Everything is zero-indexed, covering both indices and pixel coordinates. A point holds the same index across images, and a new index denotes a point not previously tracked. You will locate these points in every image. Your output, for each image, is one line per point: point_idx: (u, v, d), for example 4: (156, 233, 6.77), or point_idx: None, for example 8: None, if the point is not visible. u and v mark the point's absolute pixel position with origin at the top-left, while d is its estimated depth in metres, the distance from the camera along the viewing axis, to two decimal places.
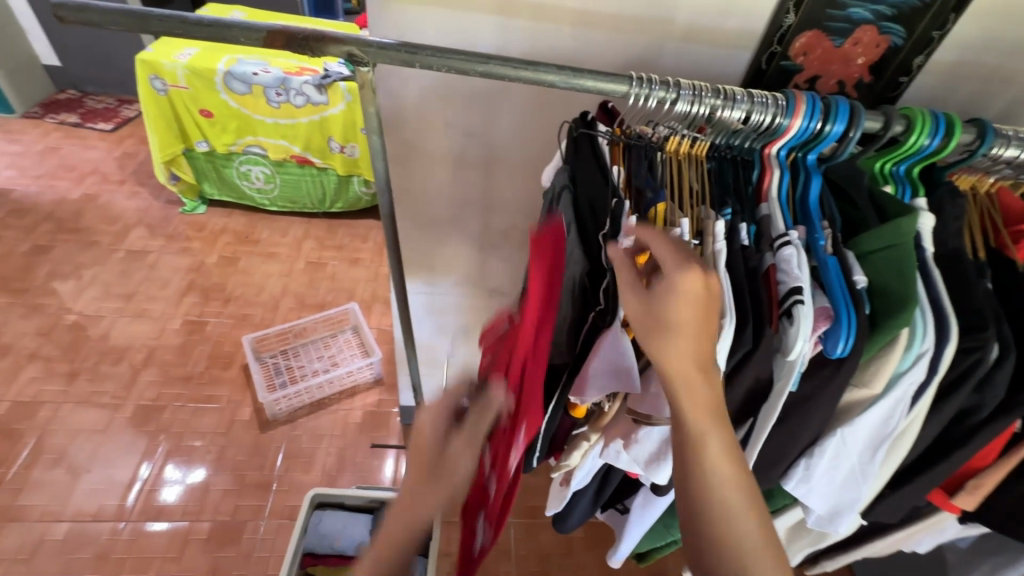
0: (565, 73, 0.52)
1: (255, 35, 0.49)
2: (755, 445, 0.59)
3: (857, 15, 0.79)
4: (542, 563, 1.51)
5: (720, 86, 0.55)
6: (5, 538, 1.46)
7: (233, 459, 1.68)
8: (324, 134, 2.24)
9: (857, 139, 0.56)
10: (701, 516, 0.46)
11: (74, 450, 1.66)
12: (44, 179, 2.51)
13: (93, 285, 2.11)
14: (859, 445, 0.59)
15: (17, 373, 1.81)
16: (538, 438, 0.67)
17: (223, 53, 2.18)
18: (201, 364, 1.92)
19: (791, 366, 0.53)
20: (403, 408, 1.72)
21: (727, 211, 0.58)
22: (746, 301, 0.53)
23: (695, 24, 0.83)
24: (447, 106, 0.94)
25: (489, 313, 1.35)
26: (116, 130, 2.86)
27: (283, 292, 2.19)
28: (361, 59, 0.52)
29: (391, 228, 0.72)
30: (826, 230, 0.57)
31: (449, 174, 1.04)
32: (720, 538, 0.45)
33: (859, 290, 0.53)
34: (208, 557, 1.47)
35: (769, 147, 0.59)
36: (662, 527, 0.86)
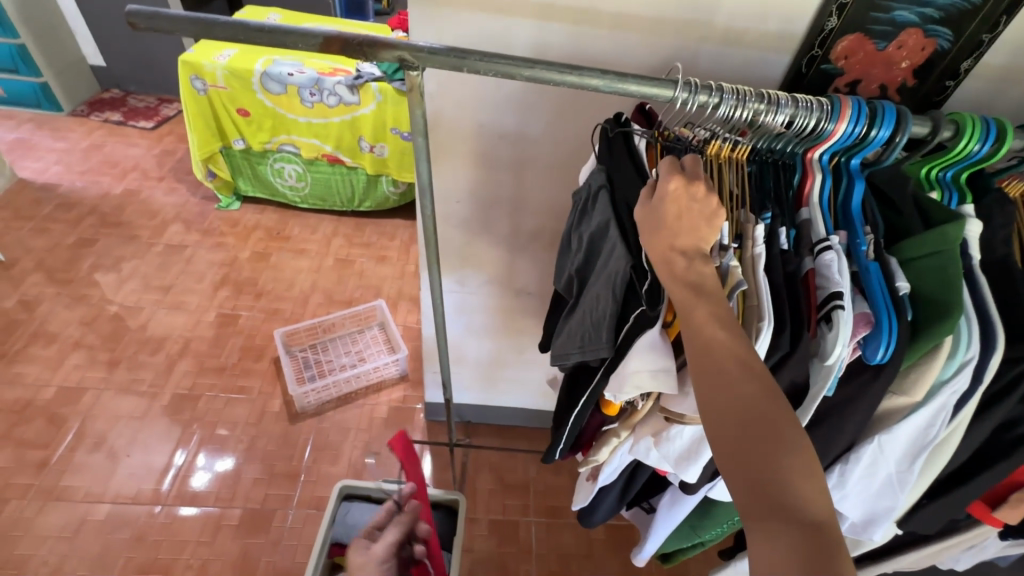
0: (608, 78, 0.53)
1: (314, 41, 0.52)
2: None
3: (903, 18, 0.78)
4: (563, 564, 1.52)
5: (764, 90, 0.55)
6: (50, 516, 1.54)
7: (263, 449, 1.73)
8: (355, 134, 2.29)
9: (903, 144, 0.56)
10: (726, 412, 0.45)
11: (115, 434, 1.73)
12: (89, 175, 2.61)
13: (134, 277, 2.20)
14: (897, 453, 0.58)
15: (63, 360, 1.90)
16: (566, 430, 0.69)
17: (260, 55, 2.24)
18: (234, 356, 1.98)
19: (829, 369, 0.52)
20: (428, 404, 1.75)
21: (766, 216, 0.58)
22: (784, 305, 0.53)
23: (733, 27, 0.83)
24: (482, 107, 0.95)
25: (517, 313, 1.36)
26: (156, 129, 2.97)
27: (313, 288, 2.24)
28: (411, 63, 0.54)
29: (430, 228, 0.74)
30: (869, 236, 0.56)
31: (481, 174, 1.06)
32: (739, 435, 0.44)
33: (902, 297, 0.53)
34: (239, 543, 1.52)
35: (812, 151, 0.59)
36: (689, 529, 0.85)
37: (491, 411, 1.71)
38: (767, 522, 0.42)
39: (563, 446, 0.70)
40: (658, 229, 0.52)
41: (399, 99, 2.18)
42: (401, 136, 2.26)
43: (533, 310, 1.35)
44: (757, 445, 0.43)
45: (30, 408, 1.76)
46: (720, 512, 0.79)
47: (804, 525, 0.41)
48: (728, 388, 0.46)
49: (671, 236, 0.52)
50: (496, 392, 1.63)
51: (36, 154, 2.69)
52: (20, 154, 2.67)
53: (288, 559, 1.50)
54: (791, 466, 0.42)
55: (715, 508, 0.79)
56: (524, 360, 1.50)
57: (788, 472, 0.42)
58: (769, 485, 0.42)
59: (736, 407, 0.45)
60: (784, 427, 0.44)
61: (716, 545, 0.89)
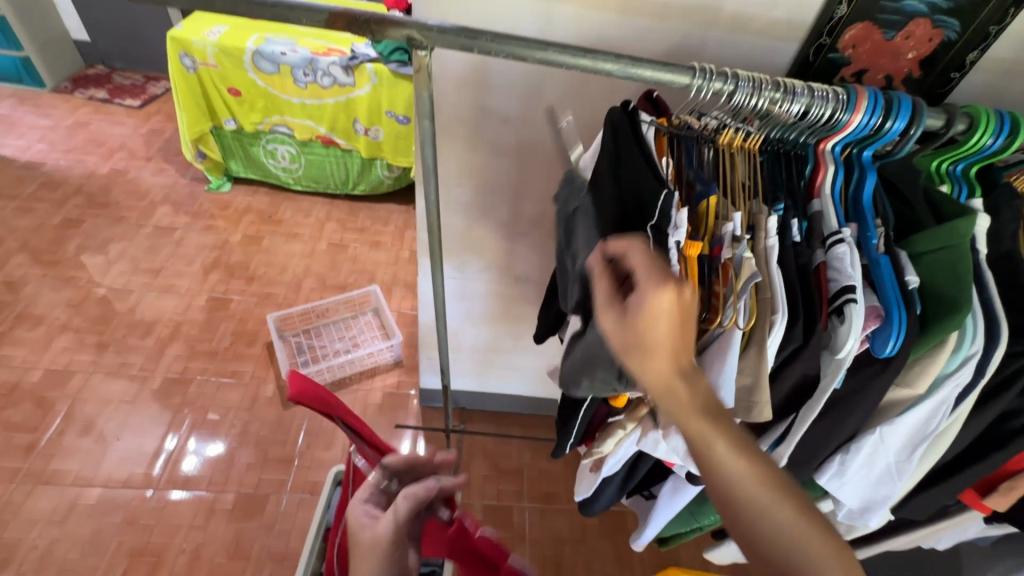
0: (623, 63, 0.52)
1: (318, 17, 0.50)
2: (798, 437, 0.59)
3: (911, 7, 0.77)
4: (556, 548, 1.53)
5: (780, 79, 0.55)
6: (40, 500, 1.52)
7: (257, 433, 1.72)
8: (350, 116, 2.25)
9: (917, 137, 0.56)
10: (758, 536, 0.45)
11: (105, 418, 1.71)
12: (74, 153, 2.55)
13: (122, 259, 2.16)
14: (898, 443, 0.59)
15: (50, 343, 1.86)
16: (576, 423, 0.71)
17: (252, 33, 2.19)
18: (226, 340, 1.95)
19: (840, 363, 0.53)
20: (423, 390, 1.75)
21: (779, 207, 0.58)
22: (796, 297, 0.54)
23: (742, 14, 0.82)
24: (485, 91, 0.94)
25: (514, 300, 1.36)
26: (143, 107, 2.89)
27: (306, 273, 2.21)
28: (420, 42, 0.53)
29: (433, 215, 0.73)
30: (880, 229, 0.57)
31: (483, 159, 1.04)
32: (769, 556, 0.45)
33: (911, 291, 0.53)
34: (233, 527, 1.52)
35: (824, 142, 0.58)
36: (689, 515, 0.87)
37: (486, 398, 1.72)
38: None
39: (574, 439, 0.72)
40: (647, 352, 0.49)
41: (395, 81, 2.14)
42: (396, 119, 2.23)
43: (531, 297, 1.35)
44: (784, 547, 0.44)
45: (17, 392, 1.73)
46: None
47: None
48: (747, 511, 0.45)
49: (659, 358, 0.48)
50: (492, 378, 1.63)
51: (18, 131, 2.61)
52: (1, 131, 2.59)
53: (283, 543, 1.51)
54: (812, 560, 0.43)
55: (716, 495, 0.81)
56: (520, 347, 1.50)
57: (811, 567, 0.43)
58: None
59: (766, 535, 0.45)
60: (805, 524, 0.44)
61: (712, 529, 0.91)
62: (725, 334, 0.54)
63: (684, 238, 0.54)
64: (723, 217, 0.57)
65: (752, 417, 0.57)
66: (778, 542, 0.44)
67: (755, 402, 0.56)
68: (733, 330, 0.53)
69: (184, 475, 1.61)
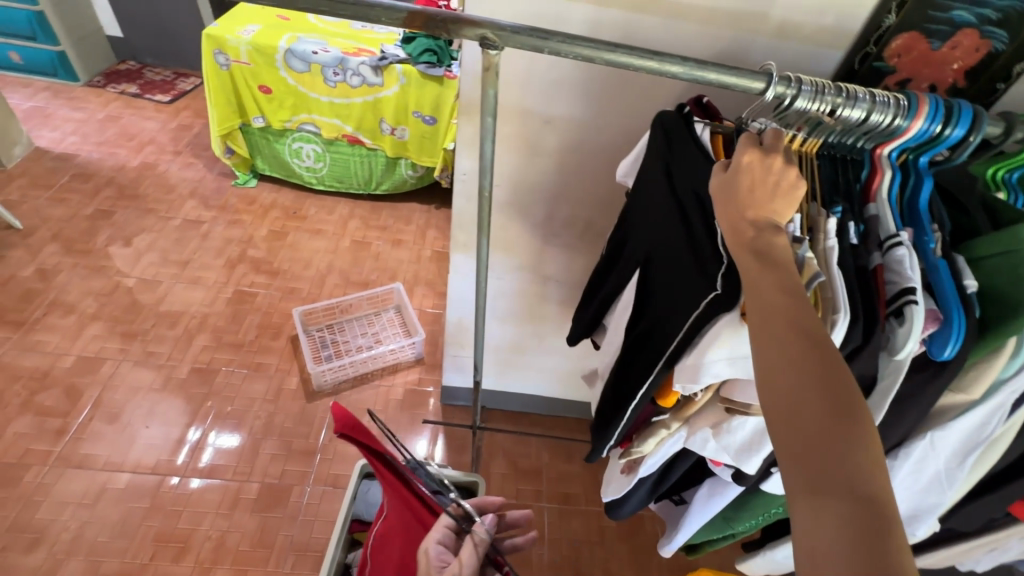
0: (689, 65, 0.54)
1: (397, 16, 0.52)
2: None
3: (960, 18, 0.77)
4: (575, 549, 1.53)
5: (841, 85, 0.57)
6: (70, 483, 1.55)
7: (281, 425, 1.74)
8: (377, 115, 2.28)
9: (975, 144, 0.59)
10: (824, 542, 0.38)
11: (134, 405, 1.74)
12: (106, 146, 2.60)
13: (152, 250, 2.20)
14: (948, 450, 0.61)
15: (82, 330, 1.90)
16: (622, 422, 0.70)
17: (284, 32, 2.23)
18: (252, 333, 1.99)
19: (898, 364, 0.55)
20: (445, 387, 1.77)
21: (836, 210, 0.60)
22: (857, 298, 0.54)
23: (789, 21, 0.83)
24: (529, 92, 0.95)
25: (542, 299, 1.37)
26: (172, 102, 2.95)
27: (329, 269, 2.24)
28: (492, 42, 0.55)
29: (485, 212, 0.75)
30: (936, 233, 0.58)
31: (525, 161, 1.06)
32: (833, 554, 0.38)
33: (970, 294, 0.54)
34: (257, 516, 1.54)
35: (881, 147, 0.61)
36: (723, 521, 0.88)
37: (507, 396, 1.73)
38: (824, 504, 0.39)
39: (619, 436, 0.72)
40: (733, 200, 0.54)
41: (422, 82, 2.17)
42: (423, 120, 2.26)
43: (559, 298, 1.36)
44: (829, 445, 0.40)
45: (50, 377, 1.77)
46: (756, 505, 0.81)
47: (863, 501, 0.38)
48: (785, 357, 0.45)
49: (741, 208, 0.53)
50: (515, 377, 1.64)
51: (53, 123, 2.68)
52: (36, 123, 2.65)
53: (305, 534, 1.52)
54: (866, 462, 0.39)
55: (753, 500, 0.81)
56: (544, 347, 1.51)
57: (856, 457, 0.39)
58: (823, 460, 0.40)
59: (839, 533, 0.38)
60: (846, 441, 0.40)
61: (746, 537, 0.91)
62: None
63: None
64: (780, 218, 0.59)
65: None
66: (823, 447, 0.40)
67: None
68: None
69: (199, 466, 1.63)
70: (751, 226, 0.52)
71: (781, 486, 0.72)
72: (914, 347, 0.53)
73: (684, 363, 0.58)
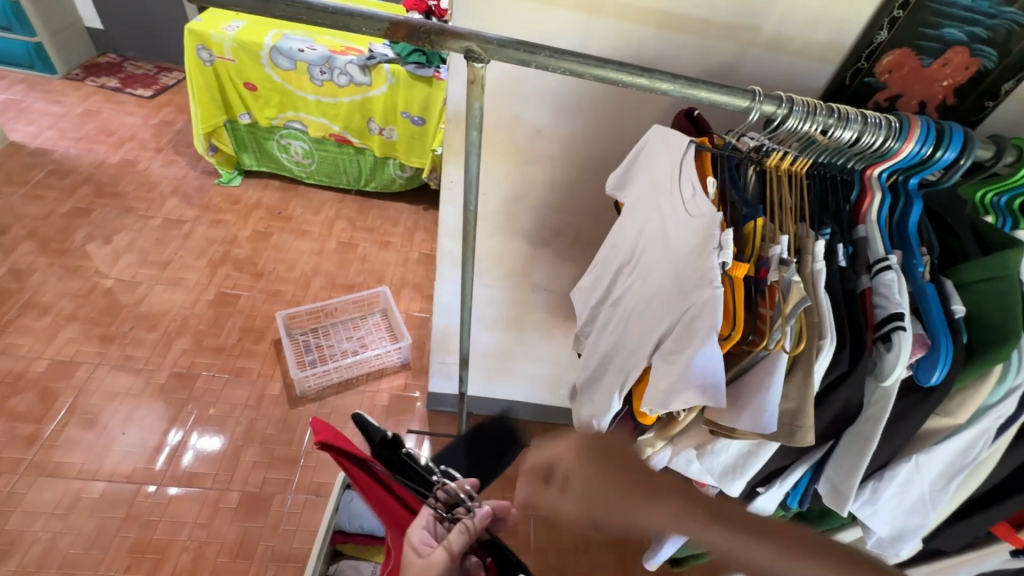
0: (680, 83, 0.53)
1: (379, 26, 0.50)
2: (853, 469, 0.61)
3: (951, 35, 0.77)
4: (561, 558, 1.52)
5: (833, 105, 0.57)
6: (42, 492, 1.50)
7: (262, 432, 1.71)
8: (365, 115, 2.25)
9: (965, 166, 0.59)
10: None
11: (111, 410, 1.70)
12: (85, 142, 2.53)
13: (132, 250, 2.14)
14: (933, 472, 0.62)
15: (57, 333, 1.85)
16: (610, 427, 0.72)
17: (270, 29, 2.19)
18: (234, 336, 1.94)
19: (885, 391, 0.56)
20: (431, 394, 1.75)
21: (826, 232, 0.60)
22: (844, 323, 0.56)
23: (781, 35, 0.82)
24: (519, 99, 0.93)
25: (528, 307, 1.35)
26: (154, 97, 2.88)
27: (314, 271, 2.20)
28: (478, 55, 0.53)
29: (470, 226, 0.73)
30: (925, 257, 0.59)
31: (514, 170, 1.04)
32: None
33: (957, 319, 0.55)
34: (238, 526, 1.51)
35: (871, 168, 0.61)
36: None
37: (493, 403, 1.71)
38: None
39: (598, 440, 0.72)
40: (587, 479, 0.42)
41: (411, 82, 2.14)
42: (411, 120, 2.24)
43: (545, 307, 1.34)
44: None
45: (23, 380, 1.72)
46: None
47: None
48: None
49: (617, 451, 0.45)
50: (500, 383, 1.62)
51: (29, 117, 2.60)
52: (11, 117, 2.57)
53: (286, 545, 1.49)
54: None
55: None
56: (531, 354, 1.49)
57: None
58: None
59: None
60: None
61: None
62: (770, 357, 0.56)
63: (730, 259, 0.55)
64: (770, 239, 0.59)
65: (794, 442, 0.59)
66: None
67: (798, 427, 0.58)
68: (779, 353, 0.55)
69: (179, 470, 1.59)
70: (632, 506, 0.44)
71: (767, 505, 0.71)
72: (897, 379, 0.54)
73: (656, 389, 0.60)
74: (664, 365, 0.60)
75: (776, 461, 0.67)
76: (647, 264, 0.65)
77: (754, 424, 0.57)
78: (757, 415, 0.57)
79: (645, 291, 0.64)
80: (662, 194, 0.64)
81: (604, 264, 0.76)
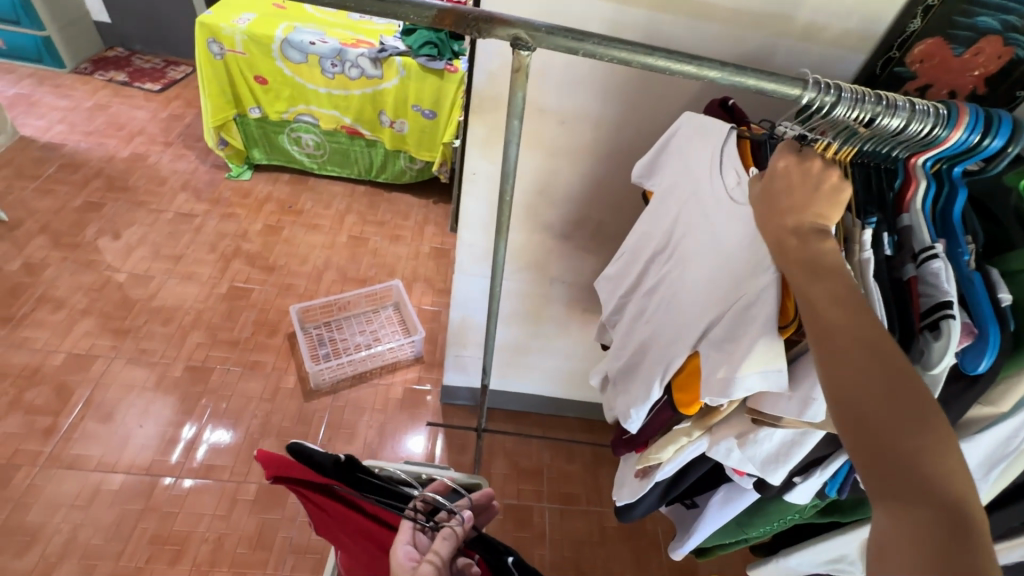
0: (728, 70, 0.53)
1: (426, 13, 0.50)
2: None
3: (984, 24, 0.75)
4: (576, 550, 1.52)
5: (881, 93, 0.57)
6: (61, 484, 1.51)
7: (278, 425, 1.72)
8: (376, 108, 2.25)
9: (1014, 154, 0.58)
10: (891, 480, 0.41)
11: (128, 403, 1.70)
12: (95, 136, 2.53)
13: (144, 244, 2.14)
14: (972, 461, 0.62)
15: (71, 327, 1.85)
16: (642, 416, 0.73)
17: (281, 21, 2.19)
18: (247, 330, 1.95)
19: (933, 378, 0.55)
20: (445, 387, 1.75)
21: (872, 220, 0.60)
22: (892, 312, 0.55)
23: (813, 24, 0.81)
24: (546, 88, 0.93)
25: (546, 300, 1.35)
26: (162, 91, 2.87)
27: (326, 265, 2.20)
28: (525, 42, 0.52)
29: (504, 216, 0.72)
30: (970, 245, 0.58)
31: (537, 160, 1.04)
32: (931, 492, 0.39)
33: (1004, 308, 0.55)
34: (256, 518, 1.51)
35: (916, 156, 0.61)
36: (737, 525, 0.87)
37: (508, 396, 1.71)
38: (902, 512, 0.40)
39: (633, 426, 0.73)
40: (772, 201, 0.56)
41: (423, 75, 2.13)
42: (422, 114, 2.23)
43: (563, 299, 1.34)
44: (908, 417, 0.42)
45: (39, 374, 1.72)
46: (772, 511, 0.80)
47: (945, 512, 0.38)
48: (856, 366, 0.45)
49: (786, 211, 0.55)
50: (516, 376, 1.62)
51: (39, 111, 2.60)
52: (21, 111, 2.57)
53: (304, 536, 1.50)
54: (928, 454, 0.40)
55: (768, 507, 0.80)
56: (548, 347, 1.49)
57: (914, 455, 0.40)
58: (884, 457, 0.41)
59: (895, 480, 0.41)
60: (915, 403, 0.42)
61: (759, 541, 0.91)
62: None
63: None
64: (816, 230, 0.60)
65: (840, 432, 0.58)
66: (883, 424, 0.42)
67: None
68: None
69: (196, 463, 1.60)
70: (793, 233, 0.54)
71: (803, 495, 0.71)
72: (947, 358, 0.53)
73: (714, 378, 0.59)
74: (715, 357, 0.60)
75: (815, 450, 0.66)
76: (685, 252, 0.67)
77: (801, 414, 0.57)
78: (803, 405, 0.56)
79: (685, 279, 0.66)
80: (701, 185, 0.66)
81: (635, 255, 0.77)
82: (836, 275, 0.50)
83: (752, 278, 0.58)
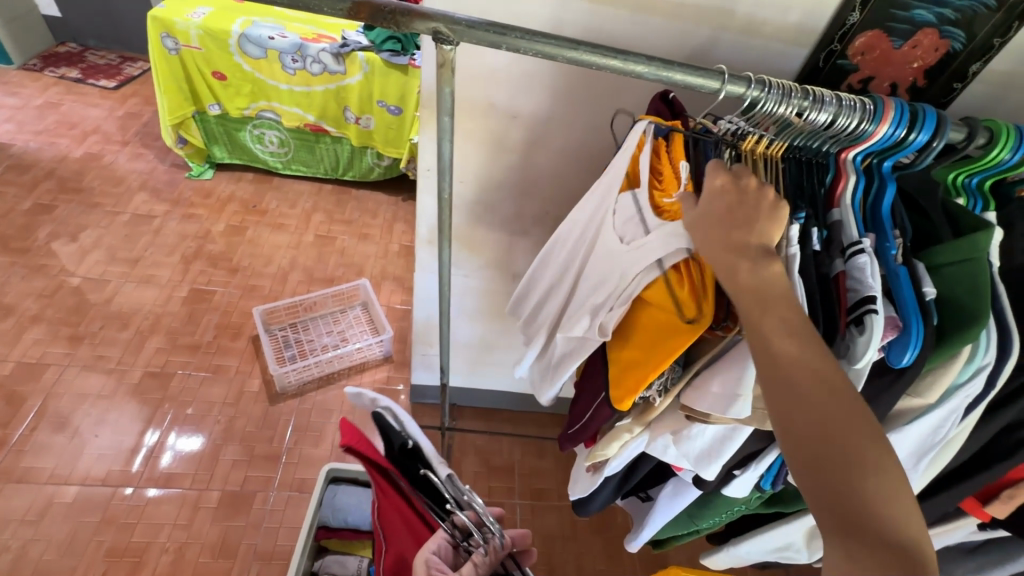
0: (654, 65, 0.53)
1: (341, 6, 0.48)
2: None
3: (920, 17, 0.77)
4: (547, 545, 1.53)
5: (809, 88, 0.58)
6: (11, 498, 1.46)
7: (242, 430, 1.67)
8: (340, 104, 2.21)
9: (938, 149, 0.60)
10: (828, 498, 0.43)
11: (82, 413, 1.64)
12: (45, 135, 2.43)
13: (99, 247, 2.07)
14: (905, 451, 0.63)
15: (22, 335, 1.78)
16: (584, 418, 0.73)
17: (238, 15, 2.13)
18: (210, 333, 1.90)
19: (856, 373, 0.56)
20: (414, 386, 1.73)
21: (800, 215, 0.62)
22: (817, 306, 0.57)
23: (755, 18, 0.81)
24: (495, 84, 0.92)
25: (511, 297, 1.34)
26: (118, 88, 2.77)
27: (292, 265, 2.15)
28: (446, 36, 0.52)
29: (445, 215, 0.72)
30: (897, 240, 0.60)
31: (491, 157, 1.03)
32: (864, 505, 0.41)
33: (928, 301, 0.56)
34: (219, 525, 1.48)
35: (846, 151, 0.63)
36: (687, 518, 0.88)
37: (477, 394, 1.70)
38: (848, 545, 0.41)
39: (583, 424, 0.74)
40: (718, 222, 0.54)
41: (386, 71, 2.10)
42: (387, 110, 2.19)
43: None
44: (839, 434, 0.43)
45: None
46: (719, 504, 0.81)
47: (892, 547, 0.39)
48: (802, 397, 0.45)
49: (728, 232, 0.53)
50: (485, 373, 1.61)
51: None
52: None
53: (270, 543, 1.47)
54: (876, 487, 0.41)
55: (715, 500, 0.81)
56: (513, 343, 1.48)
57: (858, 481, 0.41)
58: (832, 471, 0.43)
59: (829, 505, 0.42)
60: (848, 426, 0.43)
61: (710, 532, 0.92)
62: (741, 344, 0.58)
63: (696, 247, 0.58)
64: None
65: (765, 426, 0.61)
66: (835, 460, 0.43)
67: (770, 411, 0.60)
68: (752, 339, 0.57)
69: (155, 472, 1.56)
70: (741, 255, 0.52)
71: (742, 488, 0.73)
72: (874, 352, 0.54)
73: (708, 392, 0.59)
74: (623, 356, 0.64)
75: (751, 444, 0.68)
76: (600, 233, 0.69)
77: (726, 409, 0.58)
78: (729, 401, 0.57)
79: (598, 257, 0.68)
80: (616, 168, 0.68)
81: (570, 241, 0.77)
82: (782, 300, 0.50)
83: (642, 253, 0.60)
